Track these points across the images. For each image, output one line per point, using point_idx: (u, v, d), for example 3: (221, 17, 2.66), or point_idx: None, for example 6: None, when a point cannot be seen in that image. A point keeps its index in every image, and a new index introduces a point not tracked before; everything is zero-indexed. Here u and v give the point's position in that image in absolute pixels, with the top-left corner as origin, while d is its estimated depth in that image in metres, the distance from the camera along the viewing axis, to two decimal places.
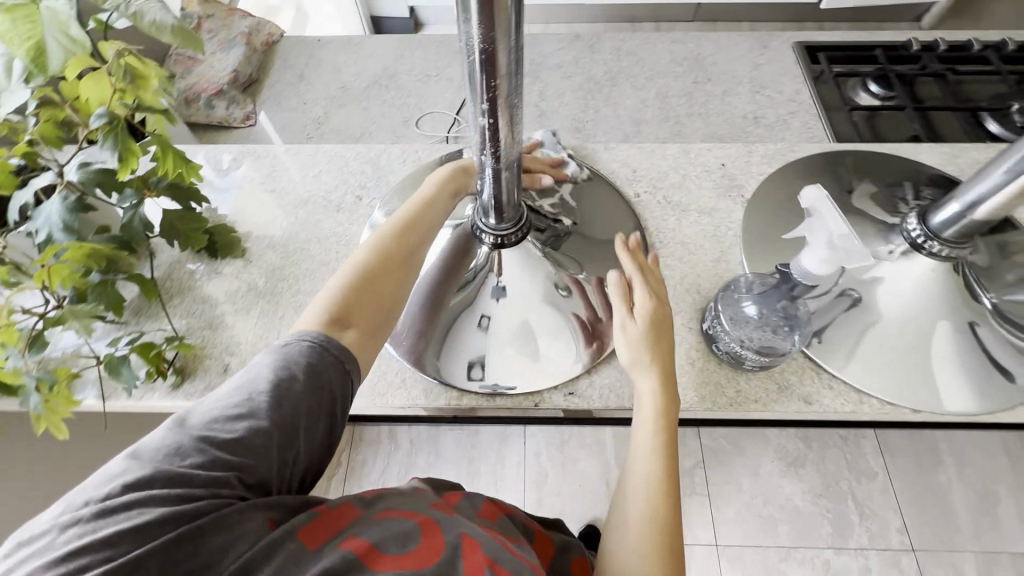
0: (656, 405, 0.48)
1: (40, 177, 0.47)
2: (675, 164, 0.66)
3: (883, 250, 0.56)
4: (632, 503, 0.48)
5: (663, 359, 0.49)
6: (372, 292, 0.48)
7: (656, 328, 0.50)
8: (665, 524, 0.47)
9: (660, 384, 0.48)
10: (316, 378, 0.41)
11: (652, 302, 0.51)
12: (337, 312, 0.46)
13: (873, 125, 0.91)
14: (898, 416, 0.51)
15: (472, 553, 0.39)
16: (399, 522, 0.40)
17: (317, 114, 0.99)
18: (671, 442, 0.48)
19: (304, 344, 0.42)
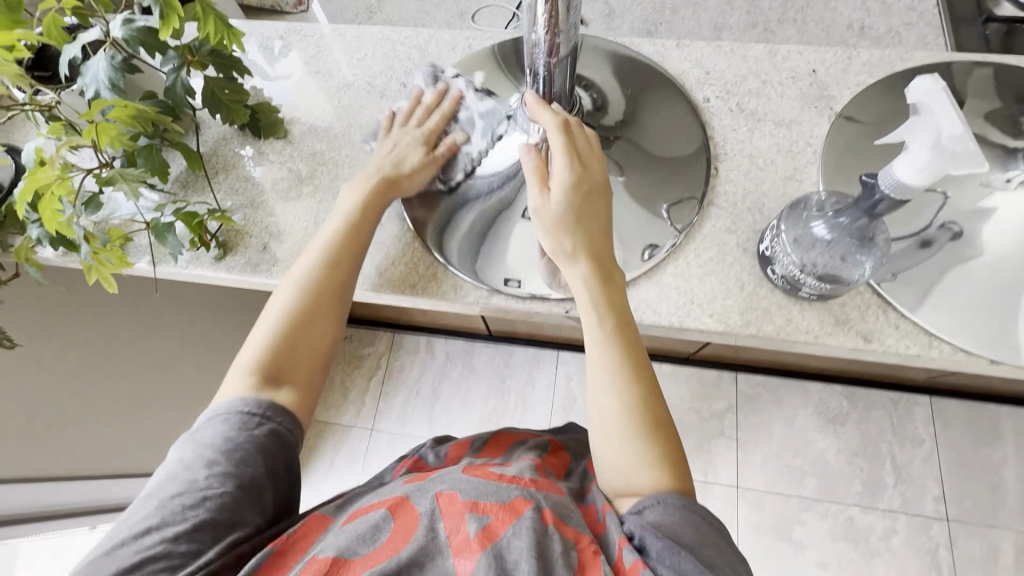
0: (592, 294, 0.46)
1: (87, 33, 0.46)
2: (756, 68, 0.57)
3: (999, 178, 0.50)
4: (600, 400, 0.47)
5: (587, 238, 0.47)
6: (301, 346, 0.49)
7: (579, 200, 0.47)
8: (637, 403, 0.46)
9: (589, 266, 0.46)
10: (272, 446, 0.45)
11: (573, 171, 0.47)
12: (263, 382, 0.47)
13: (1009, 42, 0.77)
14: (971, 366, 0.45)
15: (450, 508, 0.41)
16: (372, 511, 0.43)
17: (370, 3, 0.93)
18: (619, 326, 0.46)
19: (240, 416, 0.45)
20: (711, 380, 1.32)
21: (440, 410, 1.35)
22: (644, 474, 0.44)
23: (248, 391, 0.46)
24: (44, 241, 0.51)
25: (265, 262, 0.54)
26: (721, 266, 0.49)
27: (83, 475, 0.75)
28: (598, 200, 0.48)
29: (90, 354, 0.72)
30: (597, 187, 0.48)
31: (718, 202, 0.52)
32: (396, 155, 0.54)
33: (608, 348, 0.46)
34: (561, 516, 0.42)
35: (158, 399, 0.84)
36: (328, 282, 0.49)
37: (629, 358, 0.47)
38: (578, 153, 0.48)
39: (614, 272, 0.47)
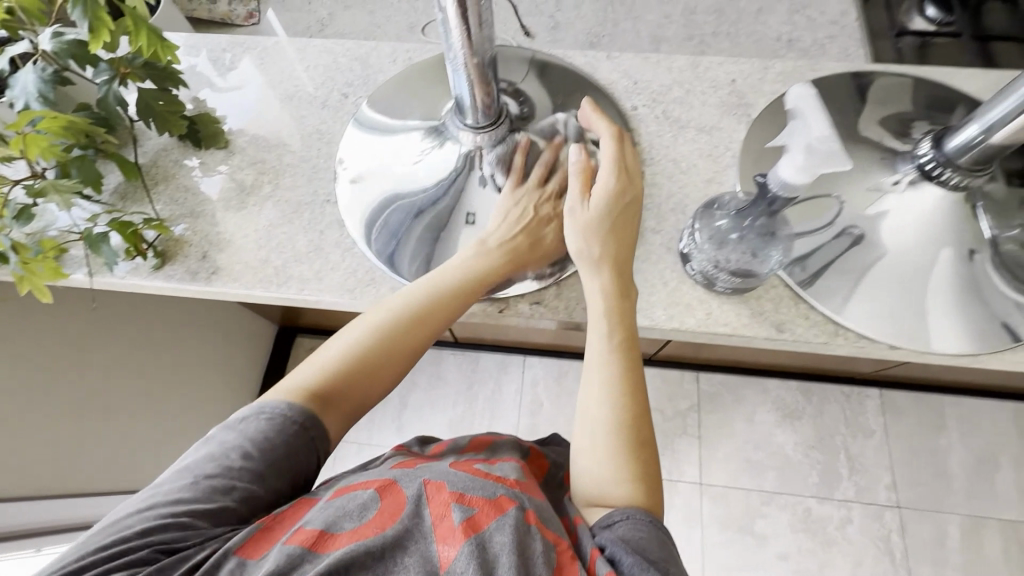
0: (608, 305, 0.48)
1: (14, 46, 0.47)
2: (680, 78, 0.61)
3: (888, 181, 0.54)
4: (592, 408, 0.48)
5: (614, 249, 0.49)
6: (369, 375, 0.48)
7: (615, 210, 0.51)
8: (632, 418, 0.47)
9: (611, 276, 0.49)
10: (290, 459, 0.44)
11: (618, 179, 0.51)
12: (317, 399, 0.46)
13: (921, 53, 0.83)
14: (875, 351, 0.49)
15: (437, 498, 0.42)
16: (361, 489, 0.44)
17: (321, 16, 0.95)
18: (627, 342, 0.48)
19: (281, 418, 0.45)
20: (672, 379, 1.36)
21: (408, 418, 1.35)
22: (617, 486, 0.45)
23: (298, 401, 0.46)
24: None
25: (206, 271, 0.55)
26: (648, 264, 0.52)
27: (29, 496, 0.72)
28: (631, 215, 0.51)
29: (31, 361, 0.71)
30: (635, 203, 0.52)
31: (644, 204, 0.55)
32: (525, 218, 0.55)
33: (614, 359, 0.48)
34: (543, 519, 0.42)
35: (105, 410, 0.83)
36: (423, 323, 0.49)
37: (632, 374, 0.48)
38: (624, 166, 0.52)
39: (631, 289, 0.49)
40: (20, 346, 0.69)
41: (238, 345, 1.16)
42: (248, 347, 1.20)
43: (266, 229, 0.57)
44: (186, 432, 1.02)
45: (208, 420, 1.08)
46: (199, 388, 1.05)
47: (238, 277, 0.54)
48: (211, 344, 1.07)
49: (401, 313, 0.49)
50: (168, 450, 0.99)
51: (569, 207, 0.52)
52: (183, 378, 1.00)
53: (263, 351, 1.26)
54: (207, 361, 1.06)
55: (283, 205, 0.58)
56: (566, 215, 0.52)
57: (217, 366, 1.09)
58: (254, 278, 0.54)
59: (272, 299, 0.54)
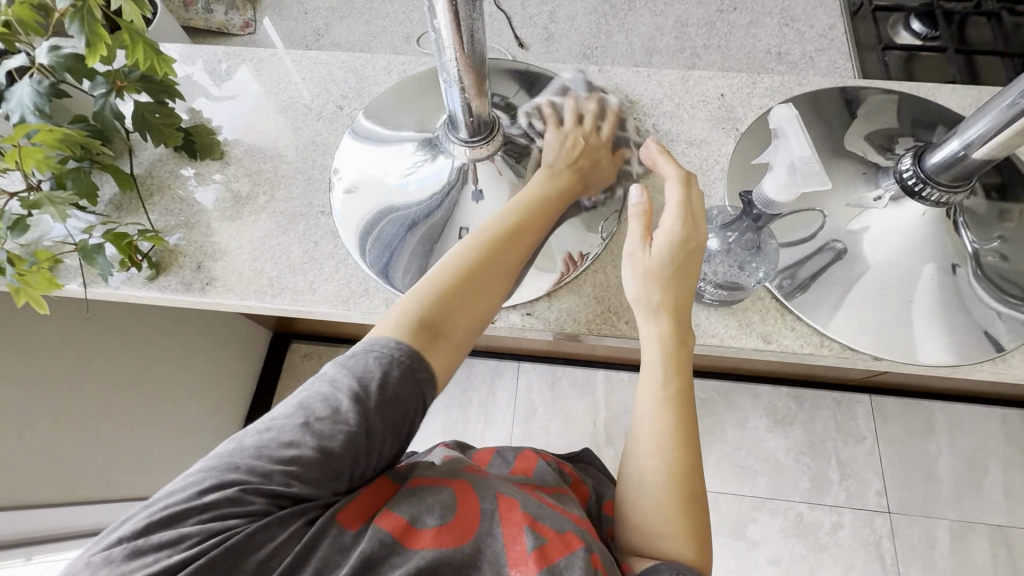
0: (663, 352, 0.47)
1: (11, 59, 0.47)
2: (671, 92, 0.62)
3: (870, 197, 0.54)
4: (643, 457, 0.47)
5: (673, 296, 0.47)
6: (463, 308, 0.46)
7: (679, 260, 0.48)
8: (683, 470, 0.46)
9: (669, 321, 0.47)
10: (398, 412, 0.40)
11: (683, 227, 0.48)
12: (428, 331, 0.44)
13: (908, 66, 0.84)
14: (860, 362, 0.50)
15: (511, 516, 0.41)
16: (438, 487, 0.43)
17: (317, 26, 0.96)
18: (681, 387, 0.48)
19: (391, 357, 0.42)
20: None
21: None
22: (665, 539, 0.44)
23: (407, 337, 0.43)
24: None
25: (200, 282, 0.55)
26: None
27: (31, 503, 0.71)
28: (694, 263, 0.48)
29: (23, 368, 0.71)
30: (698, 249, 0.49)
31: None
32: (576, 151, 0.57)
33: (666, 407, 0.47)
34: (607, 564, 0.41)
35: (101, 417, 0.83)
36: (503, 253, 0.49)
37: (686, 424, 0.47)
38: (692, 209, 0.49)
39: (688, 339, 0.48)
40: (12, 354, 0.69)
41: (232, 352, 1.16)
42: (242, 354, 1.20)
43: (261, 240, 0.57)
44: (180, 439, 1.02)
45: (204, 428, 1.08)
46: (194, 395, 1.04)
47: (232, 288, 0.55)
48: (205, 350, 1.07)
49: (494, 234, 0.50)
50: (165, 457, 0.98)
51: (630, 252, 0.50)
52: (177, 385, 1.00)
53: (258, 358, 1.26)
54: (202, 367, 1.06)
55: (278, 216, 0.58)
56: (626, 257, 0.50)
57: (211, 373, 1.09)
58: (248, 289, 0.55)
59: (265, 310, 0.55)
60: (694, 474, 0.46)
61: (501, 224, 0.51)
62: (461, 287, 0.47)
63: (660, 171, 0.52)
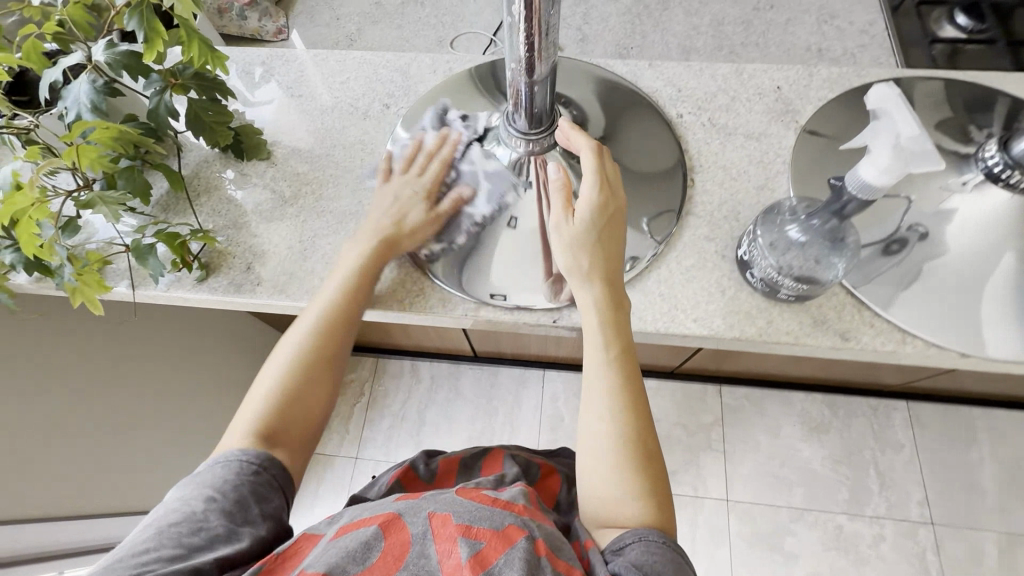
0: (601, 318, 0.47)
1: (68, 57, 0.47)
2: (725, 85, 0.60)
3: (955, 182, 0.52)
4: (595, 425, 0.47)
5: (603, 262, 0.48)
6: (300, 403, 0.48)
7: (602, 223, 0.49)
8: (635, 434, 0.46)
9: (597, 284, 0.47)
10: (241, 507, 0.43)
11: (600, 193, 0.50)
12: (264, 441, 0.46)
13: (954, 61, 0.82)
14: (943, 360, 0.47)
15: (443, 531, 0.39)
16: (363, 525, 0.41)
17: (349, 31, 0.96)
18: (625, 352, 0.47)
19: (234, 472, 0.44)
20: (696, 393, 1.33)
21: (427, 435, 1.32)
22: (622, 507, 0.44)
23: (246, 446, 0.45)
24: (18, 266, 0.49)
25: (249, 282, 0.54)
26: (702, 272, 0.51)
27: (34, 518, 0.69)
28: (615, 235, 0.50)
29: (35, 369, 0.67)
30: (619, 213, 0.51)
31: (696, 211, 0.54)
32: (395, 205, 0.54)
33: (612, 371, 0.47)
34: (553, 548, 0.40)
35: (112, 425, 0.78)
36: (330, 346, 0.50)
37: (631, 391, 0.47)
38: (606, 178, 0.51)
39: (625, 302, 0.48)
40: (22, 355, 0.65)
41: (256, 360, 1.14)
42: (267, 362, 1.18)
43: (310, 240, 0.56)
44: (198, 449, 0.99)
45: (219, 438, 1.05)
46: (207, 403, 1.00)
47: (282, 288, 0.53)
48: (230, 359, 1.05)
49: (313, 332, 0.49)
50: (178, 469, 0.95)
51: (555, 223, 0.51)
52: (199, 395, 0.97)
53: None
54: (223, 376, 1.03)
55: (326, 215, 0.57)
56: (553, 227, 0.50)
57: (230, 381, 1.06)
58: (301, 288, 0.53)
59: None
60: (648, 440, 0.46)
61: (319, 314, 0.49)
62: (297, 387, 0.48)
63: (575, 146, 0.53)
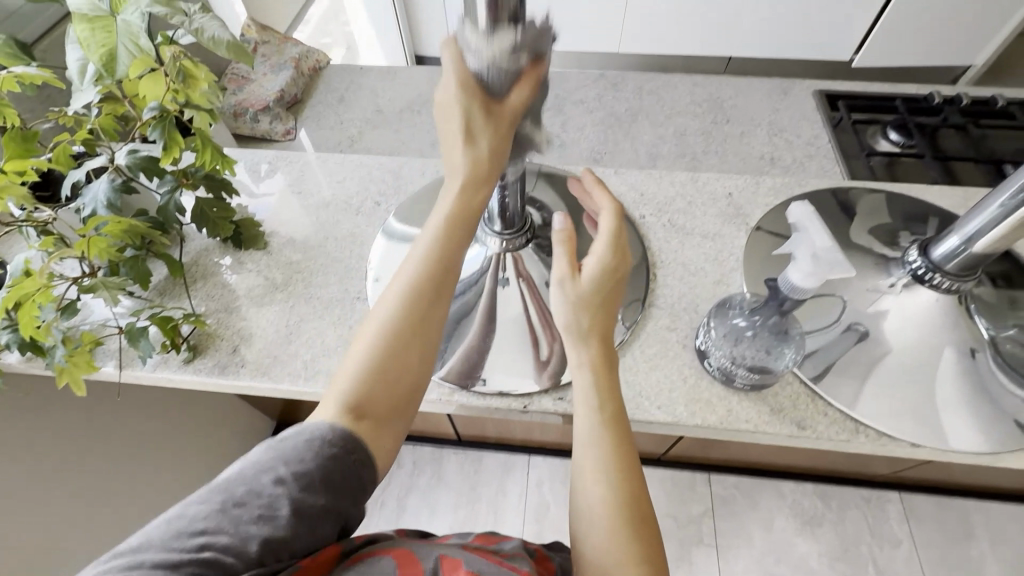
0: (594, 379, 0.47)
1: (93, 160, 0.53)
2: (682, 191, 0.68)
3: (884, 284, 0.55)
4: (585, 486, 0.44)
5: (599, 325, 0.49)
6: (398, 376, 0.42)
7: (606, 286, 0.50)
8: (633, 494, 0.43)
9: (589, 341, 0.49)
10: (325, 483, 0.37)
11: (614, 258, 0.51)
12: (355, 416, 0.40)
13: (891, 170, 0.92)
14: (897, 449, 0.50)
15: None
16: (377, 555, 0.38)
17: (352, 133, 1.06)
18: (617, 412, 0.46)
19: (322, 445, 0.38)
20: (684, 481, 1.30)
21: (405, 525, 1.27)
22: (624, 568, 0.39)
23: (338, 421, 0.39)
24: (12, 347, 0.52)
25: (234, 364, 0.56)
26: (665, 360, 0.54)
27: None
28: (614, 301, 0.51)
29: (20, 453, 0.66)
30: (621, 279, 0.51)
31: (658, 303, 0.58)
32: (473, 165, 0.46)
33: (609, 433, 0.45)
34: None
35: (83, 514, 0.75)
36: (434, 298, 0.44)
37: (624, 448, 0.45)
38: (621, 242, 0.51)
39: (616, 363, 0.49)
40: (15, 437, 0.65)
41: (232, 442, 1.11)
42: (246, 444, 1.16)
43: (295, 324, 0.59)
44: None
45: None
46: (181, 490, 0.96)
47: (266, 370, 0.56)
48: (208, 440, 1.03)
49: (412, 286, 0.43)
50: None
51: (559, 278, 0.50)
52: (176, 479, 0.94)
53: None
54: (197, 459, 1.01)
55: (315, 301, 0.61)
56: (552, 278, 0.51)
57: (205, 464, 1.03)
58: (284, 371, 0.55)
59: (297, 393, 0.55)
60: (644, 501, 0.43)
61: (421, 282, 0.44)
62: (394, 351, 0.42)
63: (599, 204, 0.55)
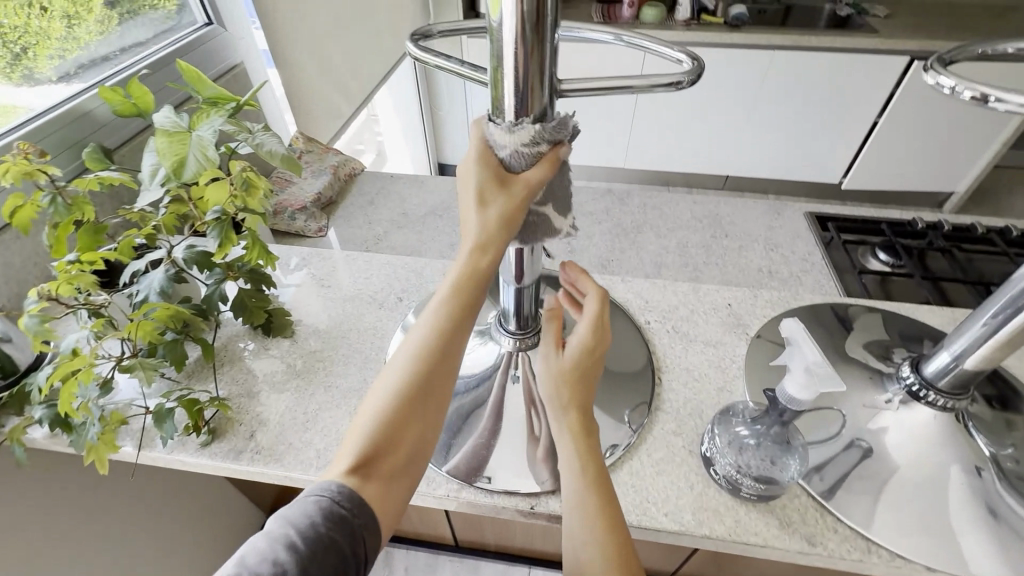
0: (577, 445, 0.49)
1: (154, 253, 0.59)
2: (684, 300, 0.73)
3: (881, 399, 0.57)
4: (577, 549, 0.45)
5: (578, 393, 0.52)
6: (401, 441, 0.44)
7: (586, 360, 0.53)
8: (620, 554, 0.44)
9: (568, 405, 0.52)
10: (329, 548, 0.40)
11: (590, 336, 0.53)
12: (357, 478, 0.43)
13: (884, 287, 0.98)
14: (913, 573, 0.48)
15: None
16: None
17: (378, 232, 1.16)
18: (598, 471, 0.48)
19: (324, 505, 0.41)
20: None
21: None
22: None
23: (342, 482, 0.42)
24: (42, 422, 0.54)
25: (249, 450, 0.57)
26: (672, 465, 0.55)
27: None
28: (594, 369, 0.54)
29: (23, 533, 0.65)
30: (599, 354, 0.53)
31: (664, 407, 0.60)
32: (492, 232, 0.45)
33: (592, 493, 0.47)
34: None
35: None
36: (440, 367, 0.45)
37: (608, 505, 0.46)
38: (600, 321, 0.53)
39: (594, 429, 0.51)
40: (21, 514, 0.64)
41: (221, 536, 1.06)
42: (235, 538, 1.11)
43: (313, 412, 0.61)
44: None
45: None
46: None
47: (279, 457, 0.57)
48: (198, 530, 0.99)
49: (416, 356, 0.45)
50: None
51: (546, 355, 0.55)
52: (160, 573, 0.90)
53: None
54: (185, 553, 0.96)
55: (333, 389, 0.63)
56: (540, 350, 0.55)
57: (191, 559, 0.98)
58: (297, 459, 0.56)
59: (306, 483, 0.56)
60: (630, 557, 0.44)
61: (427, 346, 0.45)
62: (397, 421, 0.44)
63: (584, 288, 0.57)
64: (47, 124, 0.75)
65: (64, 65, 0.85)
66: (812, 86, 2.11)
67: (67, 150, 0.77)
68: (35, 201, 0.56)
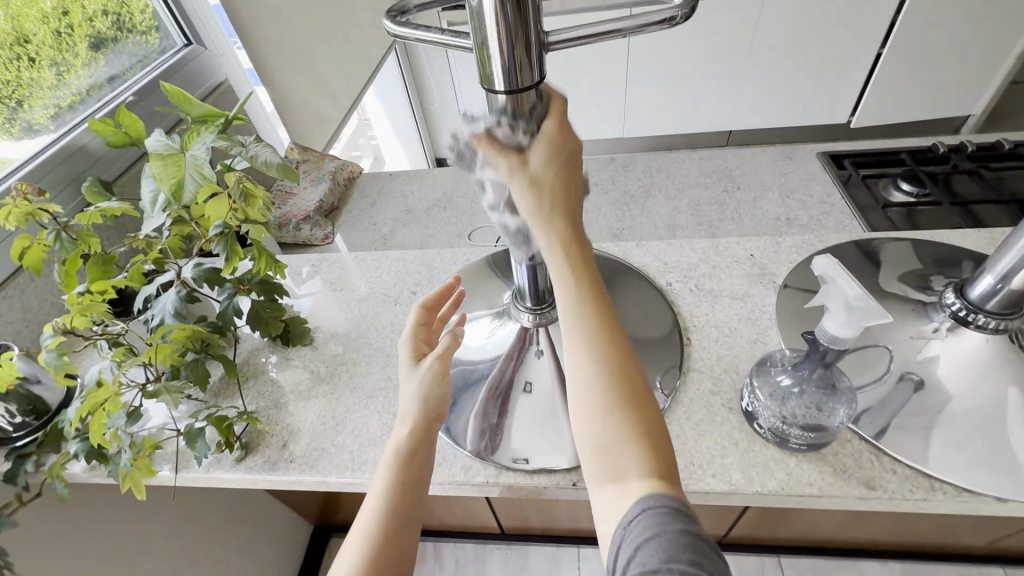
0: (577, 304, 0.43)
1: (163, 276, 0.58)
2: (704, 257, 0.70)
3: (928, 329, 0.55)
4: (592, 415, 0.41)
5: (569, 238, 0.43)
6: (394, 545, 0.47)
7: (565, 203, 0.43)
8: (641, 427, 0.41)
9: (566, 260, 0.43)
10: None
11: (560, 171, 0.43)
12: None
13: (911, 218, 0.93)
14: (982, 506, 0.46)
15: None
16: None
17: (384, 232, 1.15)
18: (606, 341, 0.43)
19: None
20: (753, 567, 1.18)
21: None
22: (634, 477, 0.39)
23: None
24: (79, 455, 0.54)
25: (283, 459, 0.57)
26: (712, 425, 0.53)
27: None
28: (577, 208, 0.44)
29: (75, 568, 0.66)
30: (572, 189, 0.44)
31: (697, 367, 0.58)
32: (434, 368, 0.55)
33: (605, 352, 0.42)
34: None
35: None
36: (416, 475, 0.49)
37: (622, 379, 0.42)
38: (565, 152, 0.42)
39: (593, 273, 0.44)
40: (72, 550, 0.65)
41: (271, 551, 1.08)
42: (285, 551, 1.12)
43: (342, 415, 0.60)
44: None
45: None
46: None
47: (314, 464, 0.56)
48: (246, 547, 1.00)
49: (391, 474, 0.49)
50: None
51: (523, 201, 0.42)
52: None
53: (297, 558, 1.16)
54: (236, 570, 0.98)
55: (359, 390, 0.63)
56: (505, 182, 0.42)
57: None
58: (332, 465, 0.56)
59: (343, 485, 0.55)
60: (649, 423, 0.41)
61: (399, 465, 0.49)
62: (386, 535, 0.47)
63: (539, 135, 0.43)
64: (43, 165, 0.75)
65: (61, 110, 0.86)
66: (807, 25, 2.04)
67: (66, 189, 0.77)
68: (41, 240, 0.56)
